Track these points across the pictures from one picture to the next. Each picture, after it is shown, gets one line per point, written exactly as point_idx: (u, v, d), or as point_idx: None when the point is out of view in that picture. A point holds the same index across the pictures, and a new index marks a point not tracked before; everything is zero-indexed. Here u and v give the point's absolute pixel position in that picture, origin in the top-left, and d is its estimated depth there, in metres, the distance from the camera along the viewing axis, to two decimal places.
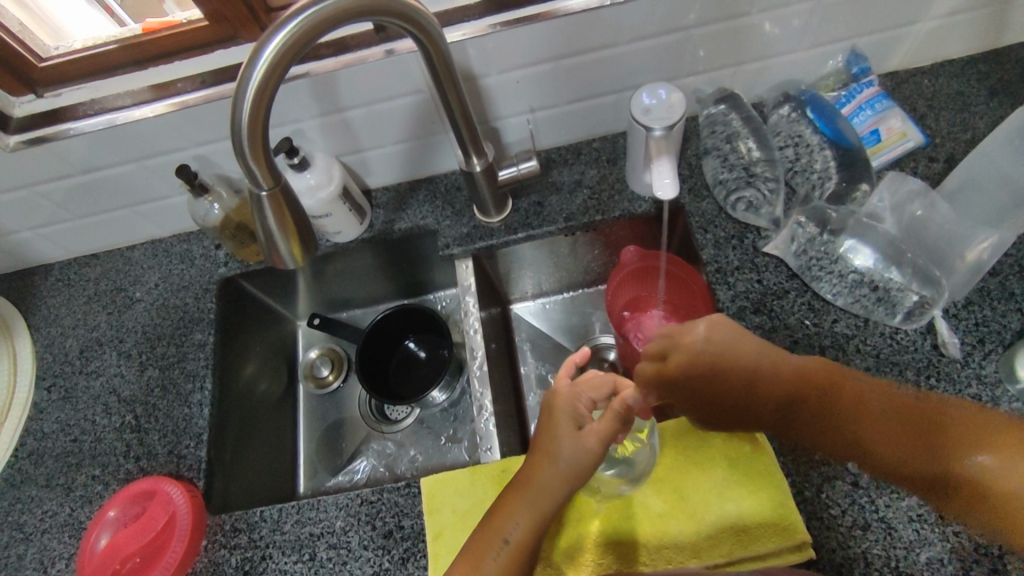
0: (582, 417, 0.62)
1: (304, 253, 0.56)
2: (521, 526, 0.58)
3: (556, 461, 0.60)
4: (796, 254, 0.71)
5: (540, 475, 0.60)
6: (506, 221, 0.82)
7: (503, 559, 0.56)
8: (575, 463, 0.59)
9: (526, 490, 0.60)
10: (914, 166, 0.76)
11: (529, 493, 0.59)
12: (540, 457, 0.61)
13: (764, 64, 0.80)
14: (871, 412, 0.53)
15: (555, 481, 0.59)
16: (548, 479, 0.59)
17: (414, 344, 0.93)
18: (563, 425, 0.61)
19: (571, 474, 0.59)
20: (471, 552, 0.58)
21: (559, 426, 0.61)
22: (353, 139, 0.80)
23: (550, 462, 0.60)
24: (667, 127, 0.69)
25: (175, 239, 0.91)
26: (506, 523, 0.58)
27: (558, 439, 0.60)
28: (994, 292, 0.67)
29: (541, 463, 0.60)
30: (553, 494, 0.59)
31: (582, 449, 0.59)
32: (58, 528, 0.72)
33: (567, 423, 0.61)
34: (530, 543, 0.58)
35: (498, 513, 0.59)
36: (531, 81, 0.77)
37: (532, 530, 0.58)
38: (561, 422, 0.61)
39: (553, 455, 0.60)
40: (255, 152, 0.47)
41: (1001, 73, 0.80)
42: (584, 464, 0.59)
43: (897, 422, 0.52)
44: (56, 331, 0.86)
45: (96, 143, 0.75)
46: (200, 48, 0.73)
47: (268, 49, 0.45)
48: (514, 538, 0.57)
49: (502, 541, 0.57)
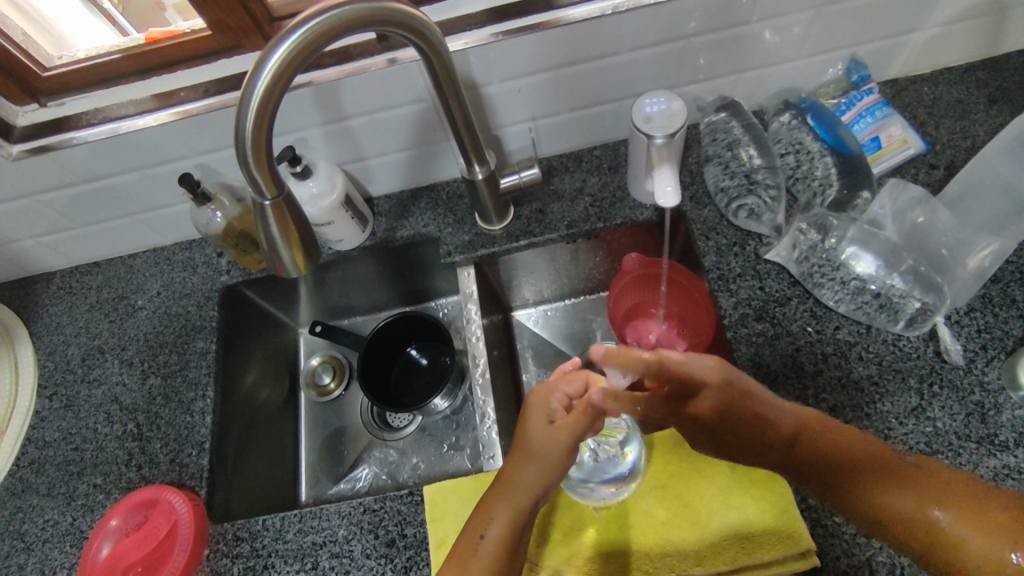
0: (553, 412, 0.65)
1: (306, 261, 0.56)
2: (498, 524, 0.58)
3: (531, 457, 0.62)
4: (798, 261, 0.71)
5: (515, 472, 0.61)
6: (508, 229, 0.83)
7: (481, 557, 0.57)
8: (547, 455, 0.62)
9: (502, 487, 0.61)
10: (915, 173, 0.76)
11: (504, 490, 0.60)
12: (516, 454, 0.63)
13: (764, 72, 0.80)
14: (862, 457, 0.54)
15: (528, 476, 0.61)
16: (523, 476, 0.61)
17: (416, 352, 0.93)
18: (536, 421, 0.64)
19: (545, 468, 0.61)
20: (455, 552, 0.58)
21: (532, 422, 0.65)
22: (356, 147, 0.80)
23: (524, 455, 0.62)
24: (668, 135, 0.69)
25: (177, 247, 0.91)
26: (485, 522, 0.59)
27: (533, 433, 0.63)
28: (996, 299, 0.67)
29: (517, 460, 0.63)
30: (529, 491, 0.60)
31: (553, 441, 0.62)
32: (60, 537, 0.71)
33: (539, 418, 0.64)
34: (509, 542, 0.58)
35: (479, 513, 0.60)
36: (532, 90, 0.77)
37: (509, 531, 0.58)
38: (533, 417, 0.65)
39: (527, 451, 0.62)
40: (259, 161, 0.47)
41: (1000, 81, 0.80)
42: (557, 456, 0.62)
43: (889, 476, 0.53)
44: (58, 339, 0.86)
45: (99, 152, 0.75)
46: (203, 58, 0.73)
47: (273, 58, 0.45)
48: (491, 536, 0.58)
49: (479, 538, 0.58)
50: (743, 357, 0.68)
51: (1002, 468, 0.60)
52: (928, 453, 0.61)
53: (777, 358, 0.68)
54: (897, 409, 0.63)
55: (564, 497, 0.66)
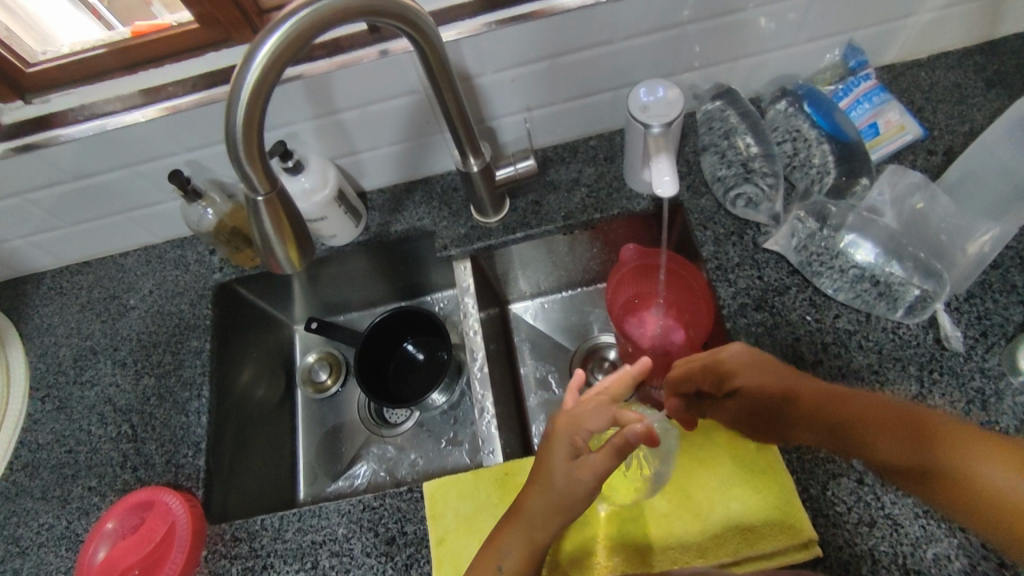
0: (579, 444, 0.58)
1: (301, 257, 0.55)
2: (516, 552, 0.57)
3: (550, 490, 0.57)
4: (797, 250, 0.71)
5: (533, 505, 0.57)
6: (503, 221, 0.82)
7: None
8: (564, 495, 0.56)
9: (520, 516, 0.58)
10: (913, 159, 0.75)
11: (524, 522, 0.58)
12: (537, 484, 0.58)
13: (761, 59, 0.79)
14: (881, 417, 0.50)
15: (546, 510, 0.57)
16: (538, 507, 0.57)
17: (412, 347, 0.92)
18: (557, 452, 0.59)
19: (561, 505, 0.56)
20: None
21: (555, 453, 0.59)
22: (348, 141, 0.79)
23: (543, 490, 0.57)
24: (665, 124, 0.68)
25: (168, 245, 0.90)
26: (501, 546, 0.58)
27: (553, 466, 0.58)
28: (996, 285, 0.67)
29: (537, 491, 0.58)
30: (544, 525, 0.57)
31: (573, 481, 0.56)
32: (56, 541, 0.70)
33: (562, 449, 0.59)
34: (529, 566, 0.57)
35: (495, 537, 0.59)
36: (526, 80, 0.76)
37: (527, 556, 0.57)
38: (558, 448, 0.59)
39: (546, 485, 0.57)
40: (251, 156, 0.46)
41: (997, 65, 0.79)
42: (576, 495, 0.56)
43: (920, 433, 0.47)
44: (49, 340, 0.84)
45: (86, 149, 0.74)
46: (191, 52, 0.72)
47: (262, 50, 0.44)
48: (507, 566, 0.56)
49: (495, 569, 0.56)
50: None
51: None
52: None
53: (777, 348, 0.67)
54: (898, 397, 0.63)
55: None
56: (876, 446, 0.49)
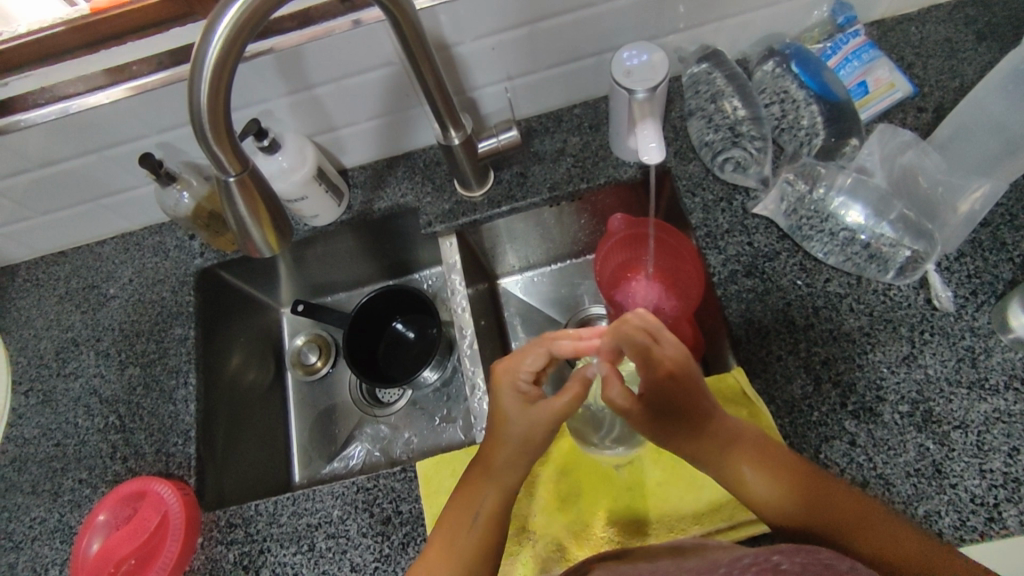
0: (525, 394, 0.58)
1: (279, 239, 0.53)
2: (478, 523, 0.55)
3: (510, 442, 0.57)
4: (786, 214, 0.70)
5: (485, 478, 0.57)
6: (488, 194, 0.80)
7: (473, 534, 0.55)
8: (529, 434, 0.57)
9: (495, 475, 0.57)
10: (903, 117, 0.74)
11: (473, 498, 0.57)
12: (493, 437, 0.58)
13: (747, 18, 0.77)
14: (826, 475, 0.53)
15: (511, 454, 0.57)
16: (503, 457, 0.57)
17: (402, 326, 0.90)
18: (509, 406, 0.58)
19: (524, 447, 0.57)
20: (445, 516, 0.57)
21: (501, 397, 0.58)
22: (325, 117, 0.77)
23: (505, 445, 0.57)
24: (650, 89, 0.66)
25: (146, 232, 0.88)
26: (474, 501, 0.57)
27: (509, 418, 0.57)
28: (986, 243, 0.67)
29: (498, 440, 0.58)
30: (512, 472, 0.57)
31: (530, 420, 0.57)
32: (49, 534, 0.70)
33: (512, 401, 0.58)
34: (500, 510, 0.56)
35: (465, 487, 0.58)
36: (506, 47, 0.73)
37: (494, 524, 0.56)
38: (508, 398, 0.58)
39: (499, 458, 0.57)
40: (219, 136, 0.44)
41: (988, 17, 0.77)
42: (532, 434, 0.57)
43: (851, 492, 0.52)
44: (29, 333, 0.83)
45: (51, 135, 0.71)
46: (154, 27, 0.69)
47: (222, 23, 0.41)
48: (483, 511, 0.56)
49: (472, 515, 0.56)
50: (734, 314, 0.67)
51: (993, 412, 0.60)
52: (920, 401, 0.61)
53: (768, 313, 0.67)
54: (889, 358, 0.63)
55: (577, 464, 0.66)
56: (792, 470, 0.53)
